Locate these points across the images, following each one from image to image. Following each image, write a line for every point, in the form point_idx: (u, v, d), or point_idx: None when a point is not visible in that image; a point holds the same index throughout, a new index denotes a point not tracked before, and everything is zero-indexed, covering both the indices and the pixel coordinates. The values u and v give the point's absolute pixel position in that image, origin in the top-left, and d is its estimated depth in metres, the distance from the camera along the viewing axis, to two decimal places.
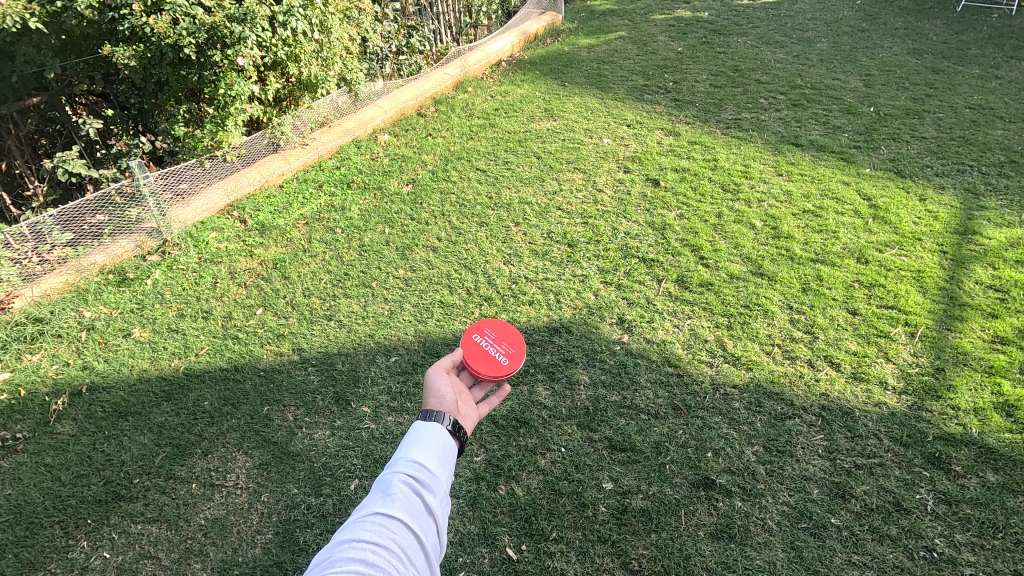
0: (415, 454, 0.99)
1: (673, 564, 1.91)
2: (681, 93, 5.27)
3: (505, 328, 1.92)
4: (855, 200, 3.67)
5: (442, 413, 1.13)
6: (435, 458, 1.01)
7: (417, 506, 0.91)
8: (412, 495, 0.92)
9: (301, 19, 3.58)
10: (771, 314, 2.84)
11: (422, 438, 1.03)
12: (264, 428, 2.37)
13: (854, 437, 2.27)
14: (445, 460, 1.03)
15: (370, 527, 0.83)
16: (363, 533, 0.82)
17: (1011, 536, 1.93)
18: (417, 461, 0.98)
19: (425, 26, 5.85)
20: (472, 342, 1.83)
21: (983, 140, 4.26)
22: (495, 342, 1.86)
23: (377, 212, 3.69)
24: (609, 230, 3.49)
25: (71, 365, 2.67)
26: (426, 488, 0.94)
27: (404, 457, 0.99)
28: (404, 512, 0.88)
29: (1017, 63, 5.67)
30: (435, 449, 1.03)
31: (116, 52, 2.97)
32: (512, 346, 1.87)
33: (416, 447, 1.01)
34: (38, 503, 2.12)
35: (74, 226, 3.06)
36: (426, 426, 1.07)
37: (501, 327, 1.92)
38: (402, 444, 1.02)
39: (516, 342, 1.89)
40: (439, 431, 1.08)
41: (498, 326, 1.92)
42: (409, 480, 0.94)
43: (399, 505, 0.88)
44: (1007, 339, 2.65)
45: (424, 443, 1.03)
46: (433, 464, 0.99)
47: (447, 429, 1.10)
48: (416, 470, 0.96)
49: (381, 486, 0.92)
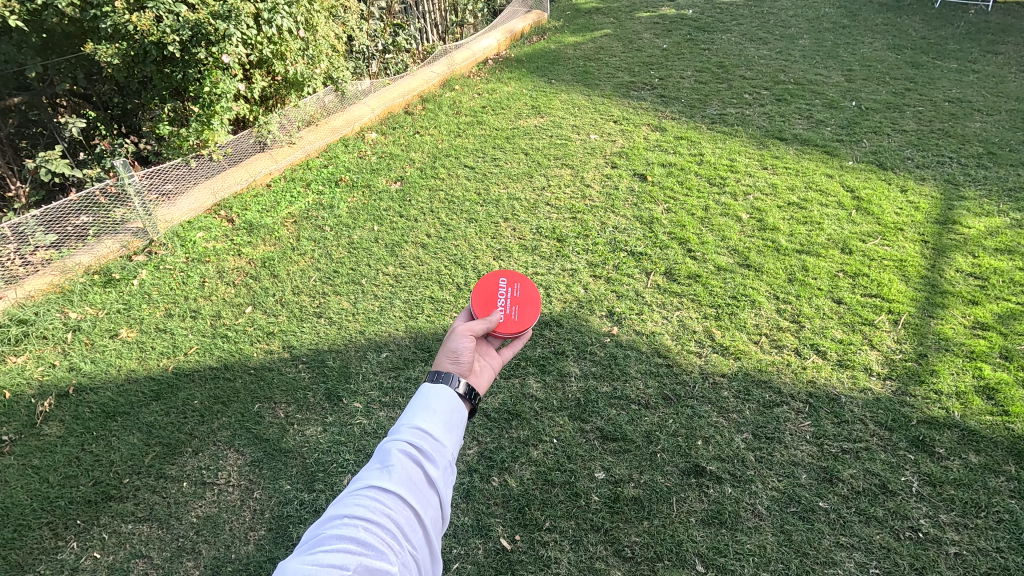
0: (418, 423, 0.99)
1: (665, 550, 1.93)
2: (667, 89, 5.32)
3: (534, 306, 1.85)
4: (838, 191, 3.73)
5: (454, 374, 1.15)
6: (441, 426, 1.01)
7: (417, 478, 0.91)
8: (412, 466, 0.93)
9: (286, 16, 3.56)
10: (758, 305, 2.88)
11: (429, 404, 1.03)
12: (255, 426, 2.36)
13: (841, 423, 2.31)
14: (452, 426, 1.03)
15: (364, 502, 0.85)
16: (356, 509, 0.83)
17: (994, 515, 1.98)
18: (421, 429, 0.99)
19: (411, 24, 5.85)
20: (492, 285, 1.89)
21: (962, 132, 4.35)
22: (510, 301, 1.86)
23: (366, 210, 3.69)
24: (597, 225, 3.51)
25: (57, 367, 2.64)
26: (428, 459, 0.94)
27: (408, 424, 0.99)
28: (401, 486, 0.88)
29: (993, 57, 5.80)
30: (442, 418, 1.02)
31: (99, 50, 2.95)
32: (520, 314, 1.80)
33: (422, 414, 1.02)
34: (26, 505, 2.10)
35: (58, 226, 3.03)
36: (436, 390, 1.07)
37: (530, 297, 1.89)
38: (408, 410, 1.03)
39: (527, 317, 1.81)
40: (449, 393, 1.08)
41: (531, 295, 1.89)
42: (410, 451, 0.94)
43: (397, 479, 0.89)
44: (987, 325, 2.71)
45: (431, 410, 1.02)
46: (438, 432, 1.00)
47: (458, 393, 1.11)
48: (419, 438, 0.97)
49: (381, 456, 0.93)
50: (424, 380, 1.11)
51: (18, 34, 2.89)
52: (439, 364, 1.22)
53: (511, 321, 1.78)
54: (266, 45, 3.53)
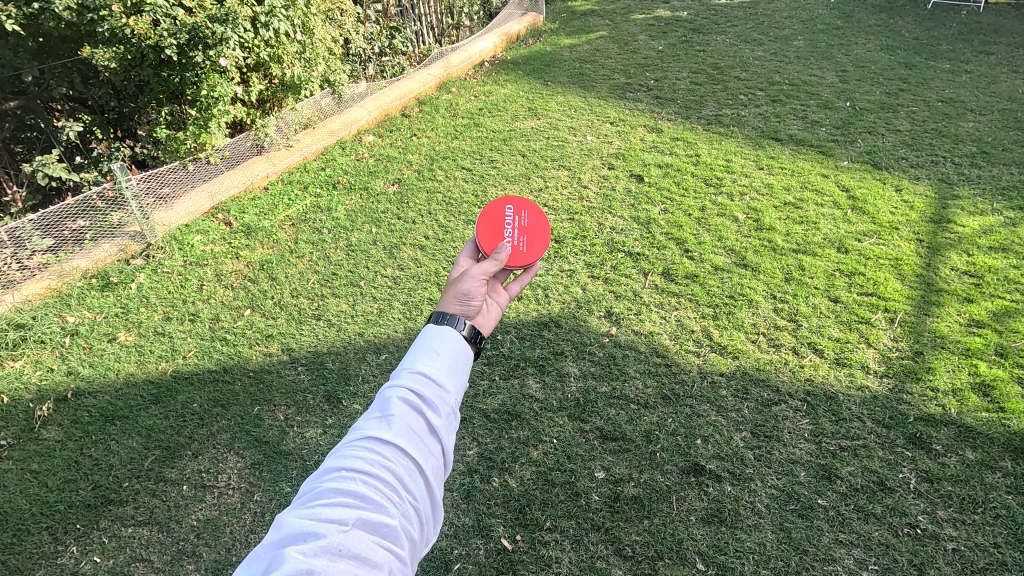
0: (419, 369, 0.98)
1: (665, 549, 1.94)
2: (662, 90, 5.35)
3: (541, 236, 1.87)
4: (834, 191, 3.76)
5: (460, 318, 1.13)
6: (443, 371, 0.99)
7: (418, 428, 0.90)
8: (412, 415, 0.92)
9: (283, 19, 3.58)
10: (755, 304, 2.90)
11: (430, 349, 1.01)
12: (254, 428, 2.36)
13: (838, 421, 2.32)
14: (455, 371, 1.01)
15: (363, 454, 0.84)
16: (354, 461, 0.83)
17: (991, 511, 1.99)
18: (422, 376, 0.97)
19: (407, 27, 5.86)
20: (499, 212, 1.84)
21: (955, 132, 4.38)
22: (517, 231, 1.85)
23: (364, 212, 3.69)
24: (594, 226, 3.52)
25: (55, 371, 2.63)
26: (429, 407, 0.93)
27: (408, 370, 0.97)
28: (400, 436, 0.88)
29: (985, 57, 5.85)
30: (444, 364, 1.01)
31: (96, 53, 2.96)
32: (527, 247, 1.84)
33: (423, 359, 1.00)
34: (25, 509, 2.09)
35: (56, 230, 3.00)
36: (438, 335, 1.05)
37: (539, 227, 1.89)
38: (409, 355, 1.01)
39: (536, 249, 1.85)
40: (452, 337, 1.06)
41: (539, 224, 1.90)
42: (411, 399, 0.93)
43: (396, 428, 0.88)
44: (982, 323, 2.73)
45: (433, 356, 1.01)
46: (440, 378, 0.98)
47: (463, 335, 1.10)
48: (419, 385, 0.95)
49: (380, 405, 0.92)
50: (427, 323, 1.10)
51: (15, 39, 2.89)
52: (445, 307, 1.19)
53: (519, 253, 1.82)
54: (263, 48, 3.54)
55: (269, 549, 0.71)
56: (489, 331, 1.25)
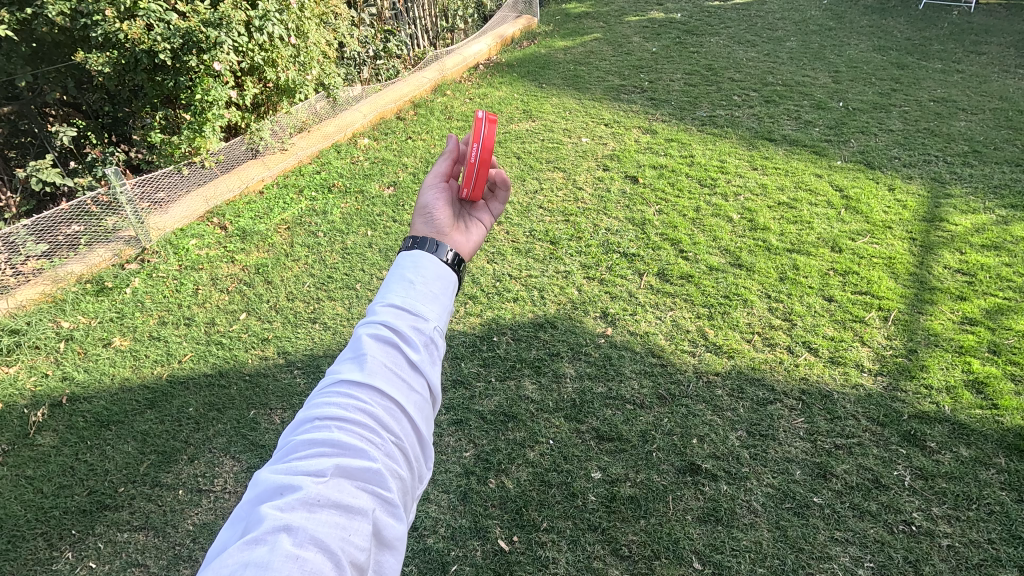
0: (393, 300, 0.89)
1: (662, 548, 1.95)
2: (657, 92, 5.36)
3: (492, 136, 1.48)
4: (828, 191, 3.78)
5: (443, 244, 1.02)
6: (419, 300, 0.91)
7: (397, 365, 0.83)
8: (389, 351, 0.84)
9: (277, 23, 3.58)
10: (750, 304, 2.91)
11: (405, 278, 0.93)
12: (251, 432, 2.35)
13: (833, 419, 2.33)
14: (436, 299, 0.93)
15: (338, 400, 0.78)
16: (329, 408, 0.77)
17: (985, 507, 2.00)
18: (396, 307, 0.89)
19: (402, 30, 5.87)
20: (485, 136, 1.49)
21: (948, 131, 4.41)
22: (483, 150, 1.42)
23: (359, 215, 3.70)
24: (589, 227, 3.53)
25: (50, 377, 2.63)
26: (406, 340, 0.86)
27: (381, 303, 0.89)
28: (376, 376, 0.81)
29: (977, 57, 5.89)
30: (422, 291, 0.92)
31: (90, 58, 2.95)
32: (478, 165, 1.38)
33: (397, 291, 0.91)
34: (20, 516, 2.09)
35: (49, 235, 3.01)
36: (413, 263, 0.96)
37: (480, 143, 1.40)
38: (382, 287, 0.92)
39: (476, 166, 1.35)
40: (429, 264, 0.97)
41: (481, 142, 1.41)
42: (386, 334, 0.85)
43: (371, 367, 0.81)
44: (975, 320, 2.75)
45: (408, 286, 0.92)
46: (418, 308, 0.90)
47: (446, 262, 1.00)
48: (395, 318, 0.87)
49: (353, 345, 0.85)
50: (403, 251, 1.00)
51: (8, 44, 2.89)
52: (415, 231, 1.10)
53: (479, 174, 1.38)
54: (257, 52, 3.55)
55: (247, 508, 0.67)
56: (472, 255, 1.11)
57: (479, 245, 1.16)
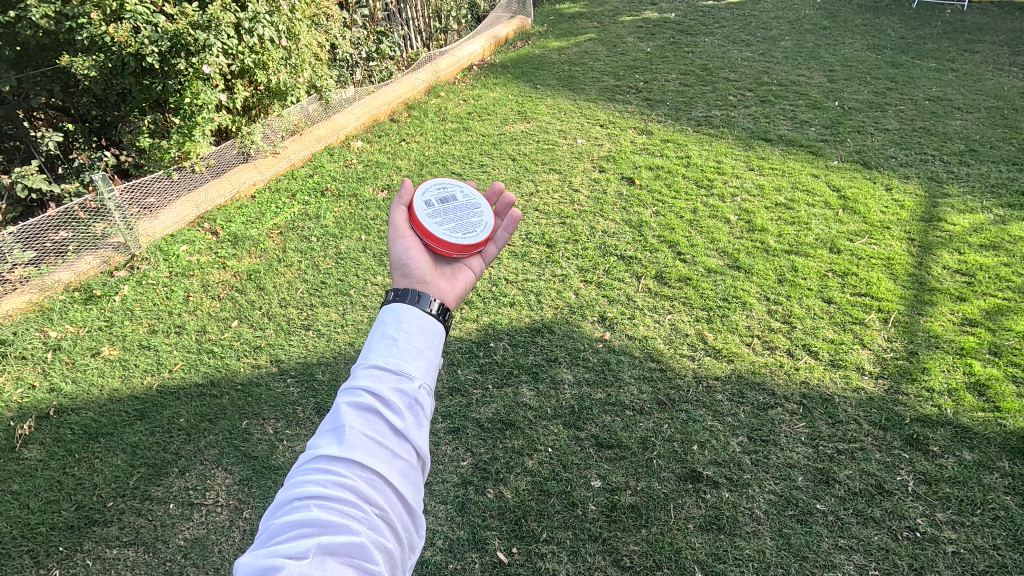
0: (374, 362, 0.86)
1: (664, 558, 1.91)
2: (652, 92, 5.34)
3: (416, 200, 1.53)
4: (825, 191, 3.76)
5: (426, 294, 0.99)
6: (403, 361, 0.87)
7: (379, 433, 0.80)
8: (370, 420, 0.81)
9: (267, 25, 3.52)
10: (749, 306, 2.88)
11: (387, 336, 0.89)
12: (243, 443, 2.30)
13: (835, 423, 2.30)
14: (422, 359, 0.89)
15: (318, 477, 0.75)
16: (309, 486, 0.74)
17: (990, 512, 1.98)
18: (378, 369, 0.86)
19: (394, 31, 5.80)
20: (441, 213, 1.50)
21: (943, 130, 4.39)
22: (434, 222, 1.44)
23: (353, 219, 3.65)
24: (586, 230, 3.50)
25: (37, 388, 2.56)
26: (389, 406, 0.83)
27: (361, 367, 0.86)
28: (357, 448, 0.78)
29: (971, 56, 5.90)
30: (406, 348, 0.89)
31: (75, 62, 2.89)
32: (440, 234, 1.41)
33: (379, 351, 0.88)
34: (5, 533, 2.03)
35: (36, 243, 2.93)
36: (395, 318, 0.92)
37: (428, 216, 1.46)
38: (365, 346, 0.89)
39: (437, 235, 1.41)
40: (414, 317, 0.93)
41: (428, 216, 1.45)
42: (366, 402, 0.82)
43: (351, 440, 0.78)
44: (975, 321, 2.73)
45: (388, 346, 0.88)
46: (400, 367, 0.86)
47: (433, 314, 0.96)
48: (376, 383, 0.84)
49: (333, 416, 0.82)
50: (389, 304, 0.96)
51: None
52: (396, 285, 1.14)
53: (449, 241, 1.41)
54: (248, 54, 3.48)
55: None
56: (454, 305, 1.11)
57: (460, 297, 1.17)
